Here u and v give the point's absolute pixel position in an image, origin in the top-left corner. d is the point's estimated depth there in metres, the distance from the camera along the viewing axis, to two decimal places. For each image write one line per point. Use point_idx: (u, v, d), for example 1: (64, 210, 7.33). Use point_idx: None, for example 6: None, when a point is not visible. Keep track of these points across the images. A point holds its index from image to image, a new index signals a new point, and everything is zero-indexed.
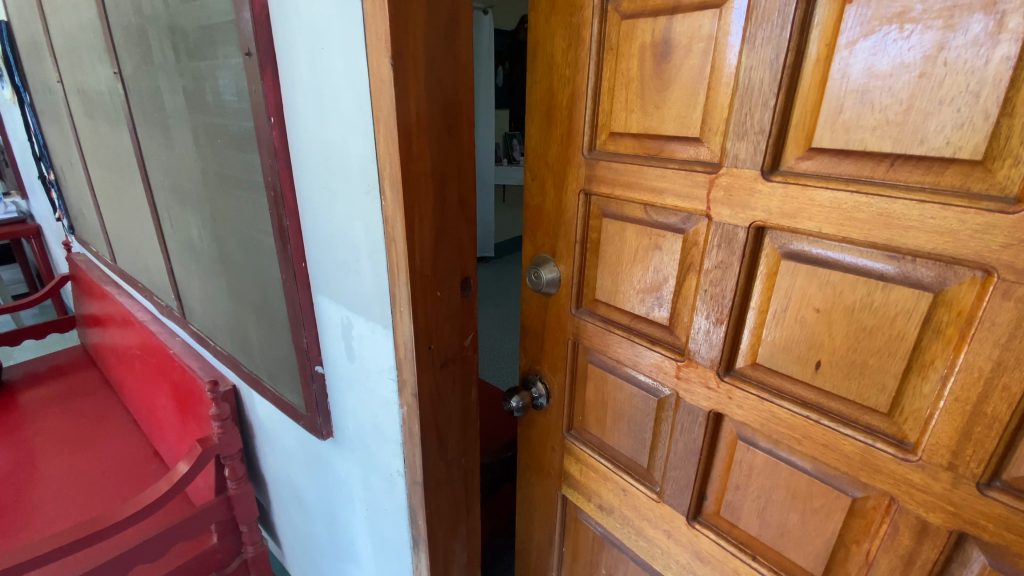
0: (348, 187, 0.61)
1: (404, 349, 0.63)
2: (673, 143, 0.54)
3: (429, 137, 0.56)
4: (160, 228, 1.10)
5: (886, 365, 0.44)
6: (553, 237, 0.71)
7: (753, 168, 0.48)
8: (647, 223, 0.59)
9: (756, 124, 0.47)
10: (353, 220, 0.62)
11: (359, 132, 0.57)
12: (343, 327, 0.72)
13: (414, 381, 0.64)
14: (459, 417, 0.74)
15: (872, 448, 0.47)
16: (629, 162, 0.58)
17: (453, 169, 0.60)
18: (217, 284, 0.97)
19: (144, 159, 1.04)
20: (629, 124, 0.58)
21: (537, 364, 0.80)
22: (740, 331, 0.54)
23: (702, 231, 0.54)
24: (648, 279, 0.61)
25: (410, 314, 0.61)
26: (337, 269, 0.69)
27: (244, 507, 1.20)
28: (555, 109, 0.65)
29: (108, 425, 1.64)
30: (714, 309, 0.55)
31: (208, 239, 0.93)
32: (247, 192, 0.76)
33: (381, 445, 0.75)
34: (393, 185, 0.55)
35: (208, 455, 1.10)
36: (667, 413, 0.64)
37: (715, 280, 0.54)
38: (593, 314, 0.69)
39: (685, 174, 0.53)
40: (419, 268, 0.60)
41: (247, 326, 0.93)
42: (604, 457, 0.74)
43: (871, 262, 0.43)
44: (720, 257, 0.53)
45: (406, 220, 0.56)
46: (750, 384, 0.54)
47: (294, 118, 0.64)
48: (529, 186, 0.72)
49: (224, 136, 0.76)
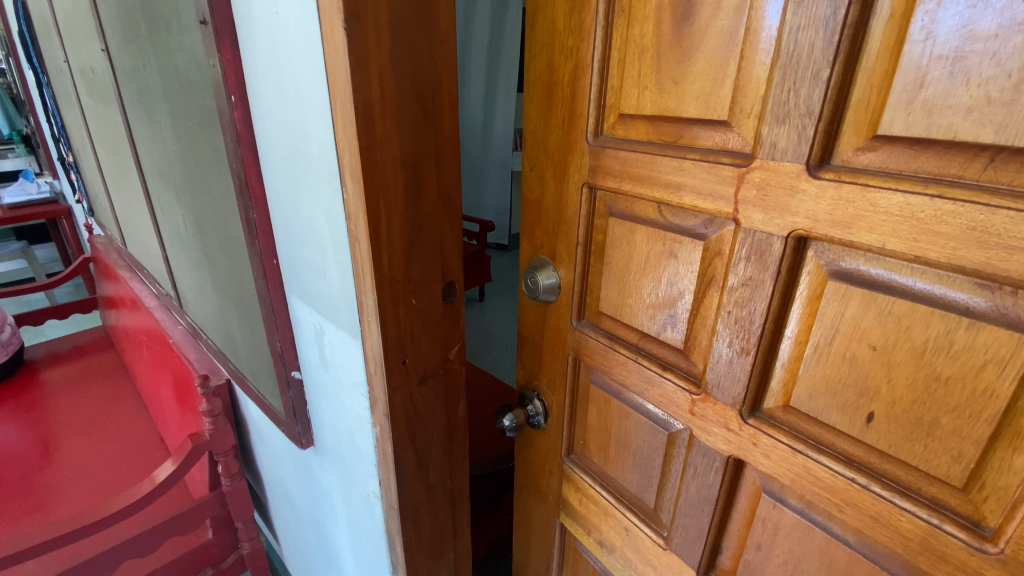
0: (310, 176, 0.53)
1: (374, 365, 0.55)
2: (695, 128, 0.43)
3: (397, 117, 0.47)
4: (153, 213, 1.05)
5: (964, 428, 0.34)
6: (552, 237, 0.61)
7: (795, 161, 0.37)
8: (661, 227, 0.49)
9: (802, 103, 0.36)
10: (317, 215, 0.54)
11: (318, 111, 0.48)
12: (316, 333, 0.65)
13: (385, 400, 0.56)
14: (442, 437, 0.66)
15: (936, 528, 0.36)
16: (641, 151, 0.48)
17: (429, 159, 0.51)
18: (202, 275, 0.92)
19: (134, 140, 0.99)
20: (642, 104, 0.47)
21: (535, 379, 0.71)
22: (770, 365, 0.43)
23: (728, 239, 0.43)
24: (661, 292, 0.51)
25: (378, 327, 0.52)
26: (306, 268, 0.61)
27: (239, 503, 1.17)
28: (555, 88, 0.55)
29: (120, 409, 1.64)
30: (739, 337, 0.44)
31: (191, 227, 0.87)
32: (219, 177, 0.69)
33: (358, 463, 0.68)
34: (353, 177, 0.47)
35: (199, 451, 1.05)
36: (679, 450, 0.54)
37: (741, 302, 0.43)
38: (597, 329, 0.59)
39: (707, 166, 0.43)
40: (388, 274, 0.51)
41: (230, 322, 0.87)
42: (605, 489, 0.65)
43: (954, 292, 0.32)
44: (749, 273, 0.42)
45: (369, 218, 0.48)
46: (780, 430, 0.44)
47: (257, 95, 0.56)
48: (527, 178, 0.62)
49: (195, 115, 0.69)
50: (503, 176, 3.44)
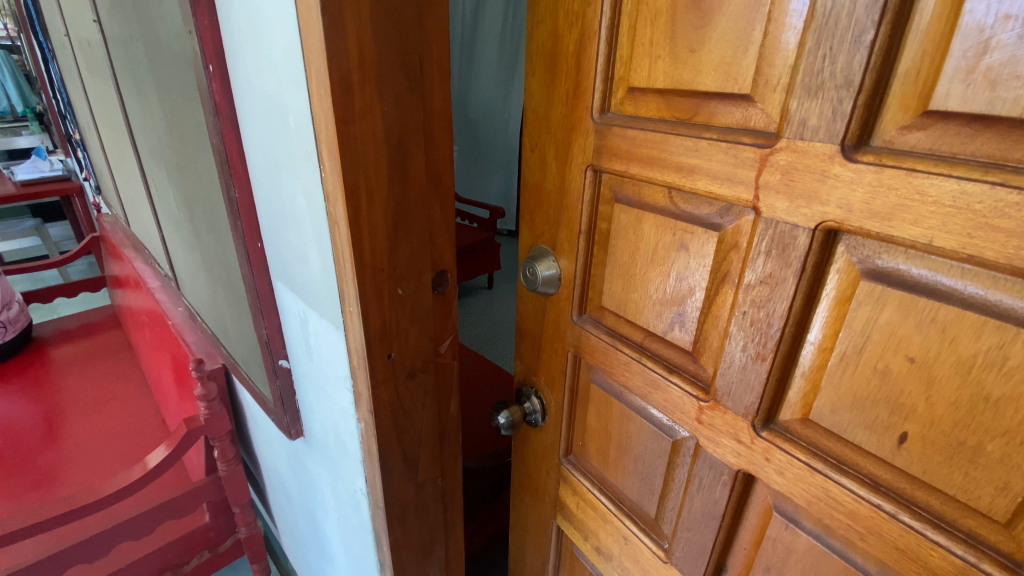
0: (289, 153, 0.49)
1: (356, 358, 0.52)
2: (712, 102, 0.38)
3: (378, 89, 0.43)
4: (149, 191, 1.02)
5: (1014, 457, 0.29)
6: (552, 225, 0.56)
7: (827, 141, 0.32)
8: (672, 215, 0.44)
9: (839, 73, 0.31)
10: (297, 195, 0.50)
11: (295, 81, 0.44)
12: (301, 321, 0.61)
13: (368, 396, 0.53)
14: (433, 434, 0.62)
15: (971, 567, 0.32)
16: (650, 129, 0.43)
17: (416, 135, 0.47)
18: (194, 255, 0.89)
19: (128, 115, 0.96)
20: (653, 76, 0.42)
21: (533, 375, 0.67)
22: (788, 373, 0.39)
23: (746, 230, 0.38)
24: (669, 287, 0.46)
25: (359, 319, 0.49)
26: (289, 252, 0.57)
27: (235, 488, 1.15)
28: (558, 61, 0.50)
29: (125, 389, 1.64)
30: (754, 342, 0.39)
31: (181, 205, 0.84)
32: (202, 153, 0.65)
33: (344, 458, 0.65)
34: (330, 153, 0.43)
35: (193, 436, 1.04)
36: (683, 459, 0.49)
37: (758, 303, 0.38)
38: (599, 325, 0.55)
39: (725, 147, 0.37)
40: (371, 261, 0.47)
41: (221, 304, 0.84)
42: (604, 493, 0.61)
43: (1012, 299, 0.27)
44: (768, 270, 0.37)
45: (348, 199, 0.44)
46: (797, 444, 0.39)
47: (236, 64, 0.52)
48: (528, 159, 0.57)
49: (179, 87, 0.65)
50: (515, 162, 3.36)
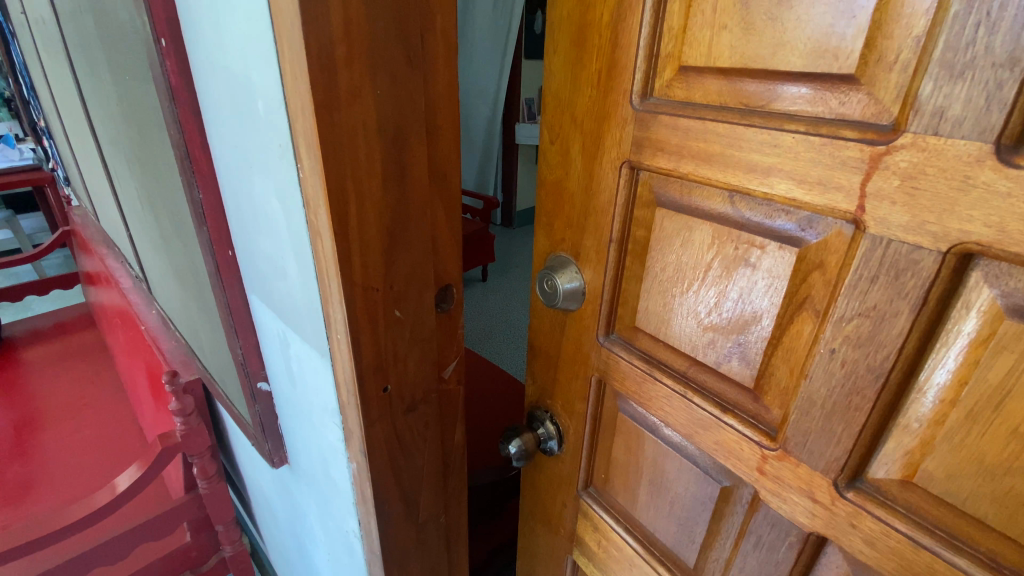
0: (261, 148, 0.40)
1: (346, 394, 0.43)
2: (799, 84, 0.30)
3: (369, 69, 0.34)
4: (113, 185, 0.92)
5: None
6: (574, 230, 0.48)
7: (974, 137, 0.24)
8: (735, 225, 0.35)
9: (998, 45, 0.23)
10: (271, 198, 0.41)
11: (262, 57, 0.35)
12: (280, 342, 0.52)
13: (361, 436, 0.45)
14: (436, 469, 0.54)
15: None
16: (710, 120, 0.34)
17: (416, 125, 0.38)
18: (162, 259, 0.79)
19: (86, 101, 0.86)
20: (715, 51, 0.33)
21: (548, 398, 0.59)
22: (887, 427, 0.31)
23: (842, 248, 0.30)
24: (726, 311, 0.38)
25: (349, 350, 0.40)
26: (264, 263, 0.48)
27: (219, 505, 1.07)
28: (587, 35, 0.41)
29: (100, 394, 1.54)
30: (845, 388, 0.32)
31: (145, 203, 0.75)
32: (161, 145, 0.56)
33: (333, 495, 0.57)
34: (309, 148, 0.34)
35: (169, 454, 0.95)
36: (735, 509, 0.42)
37: (854, 340, 0.30)
38: (631, 349, 0.47)
39: (818, 143, 0.29)
40: (362, 280, 0.39)
41: (193, 314, 0.75)
42: (631, 534, 0.54)
43: None
44: (872, 300, 0.29)
45: (332, 206, 0.35)
46: (891, 510, 0.32)
47: (193, 36, 0.42)
48: (546, 152, 0.49)
49: (132, 67, 0.55)
50: (497, 157, 3.16)
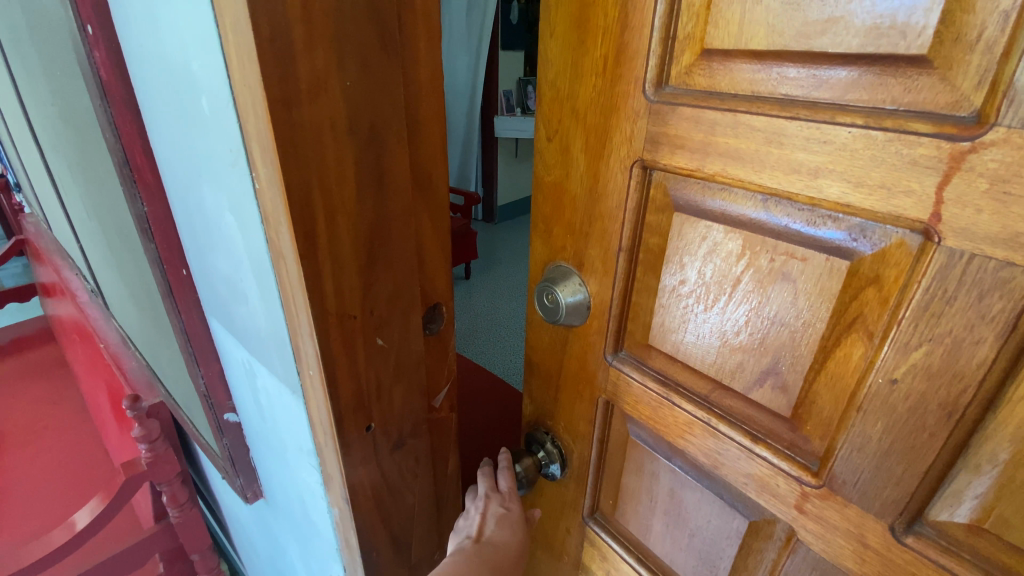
0: (209, 154, 0.34)
1: (322, 435, 0.38)
2: (854, 69, 0.25)
3: (334, 57, 0.28)
4: (59, 192, 0.84)
5: None
6: (577, 237, 0.43)
7: None
8: (770, 233, 0.31)
9: None
10: (225, 212, 0.35)
11: (202, 45, 0.29)
12: (246, 372, 0.46)
13: (341, 480, 0.39)
14: (429, 505, 0.49)
15: None
16: (742, 112, 0.29)
17: (394, 123, 0.33)
18: (114, 274, 0.72)
19: (23, 100, 0.77)
20: (747, 31, 0.28)
21: (548, 419, 0.54)
22: (958, 467, 0.27)
23: (910, 261, 0.26)
24: (759, 331, 0.33)
25: (324, 388, 0.35)
26: (222, 285, 0.42)
27: (192, 534, 1.00)
28: (590, 15, 0.35)
29: (62, 414, 1.44)
30: (908, 423, 0.27)
31: (91, 213, 0.67)
32: (99, 150, 0.49)
33: (314, 537, 0.51)
34: (265, 154, 0.28)
35: (134, 484, 0.87)
36: (766, 546, 0.38)
37: (924, 370, 0.26)
38: (644, 369, 0.42)
39: (881, 139, 0.25)
40: (335, 307, 0.33)
41: (151, 335, 0.68)
42: (644, 565, 0.49)
43: None
44: (946, 324, 0.25)
45: (296, 224, 0.29)
46: (961, 562, 0.28)
47: (123, 22, 0.36)
48: (542, 150, 0.43)
49: (61, 60, 0.48)
50: (477, 152, 3.08)
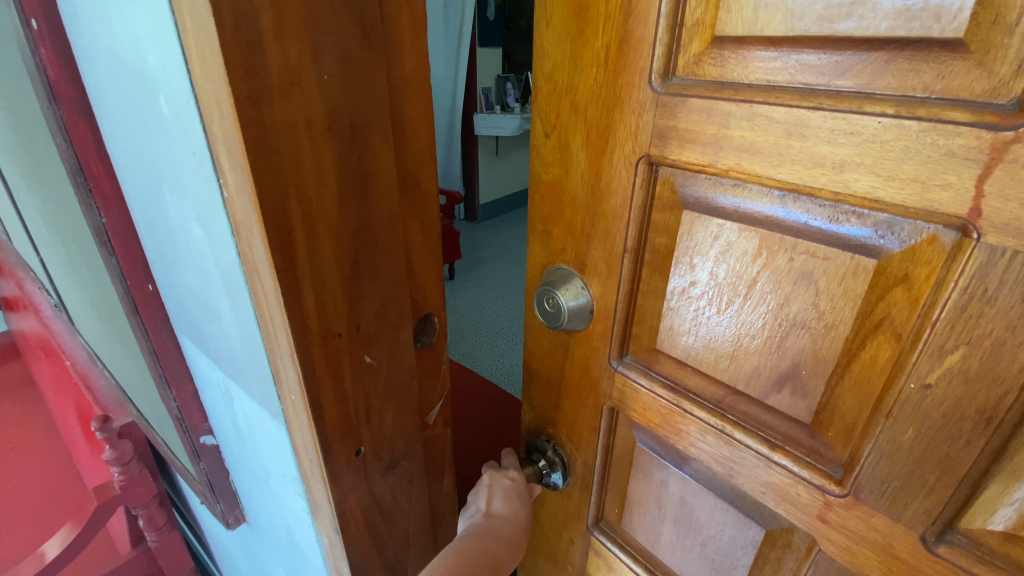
0: (172, 160, 0.30)
1: (309, 461, 0.35)
2: (883, 55, 0.23)
3: (310, 49, 0.25)
4: (15, 202, 0.78)
5: None
6: (577, 238, 0.40)
7: None
8: (788, 231, 0.29)
9: None
10: (191, 224, 0.32)
11: (158, 38, 0.26)
12: (223, 393, 0.43)
13: (331, 506, 0.36)
14: (426, 523, 0.46)
15: None
16: (758, 103, 0.27)
17: (379, 121, 0.30)
18: (77, 289, 0.67)
19: None
20: (762, 17, 0.26)
21: (549, 427, 0.52)
22: (994, 475, 0.25)
23: (946, 259, 0.24)
24: (776, 334, 0.31)
25: (309, 411, 0.32)
26: (194, 300, 0.39)
27: (172, 557, 0.96)
28: (589, 3, 0.33)
29: (28, 435, 1.37)
30: (938, 429, 0.26)
31: (49, 224, 0.62)
32: (53, 156, 0.45)
33: (301, 563, 0.48)
34: (234, 159, 0.25)
35: (107, 510, 0.83)
36: (785, 555, 0.36)
37: (960, 374, 0.25)
38: (652, 375, 0.40)
39: (914, 129, 0.23)
40: (319, 323, 0.30)
41: (118, 352, 0.63)
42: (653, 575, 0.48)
43: None
44: (985, 325, 0.23)
45: (273, 235, 0.27)
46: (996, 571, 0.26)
47: (72, 15, 0.32)
48: (539, 147, 0.41)
49: (7, 59, 0.44)
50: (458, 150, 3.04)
